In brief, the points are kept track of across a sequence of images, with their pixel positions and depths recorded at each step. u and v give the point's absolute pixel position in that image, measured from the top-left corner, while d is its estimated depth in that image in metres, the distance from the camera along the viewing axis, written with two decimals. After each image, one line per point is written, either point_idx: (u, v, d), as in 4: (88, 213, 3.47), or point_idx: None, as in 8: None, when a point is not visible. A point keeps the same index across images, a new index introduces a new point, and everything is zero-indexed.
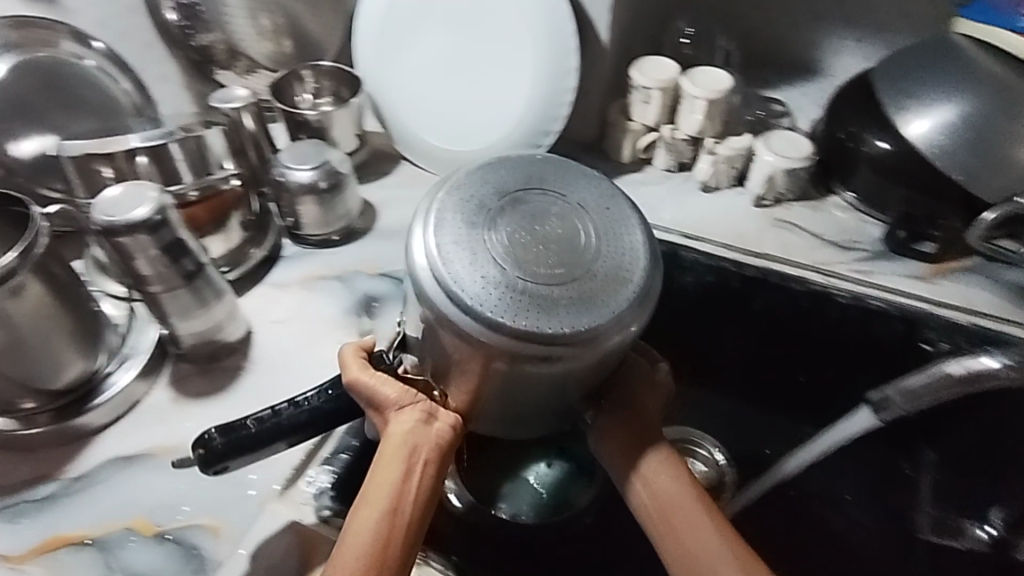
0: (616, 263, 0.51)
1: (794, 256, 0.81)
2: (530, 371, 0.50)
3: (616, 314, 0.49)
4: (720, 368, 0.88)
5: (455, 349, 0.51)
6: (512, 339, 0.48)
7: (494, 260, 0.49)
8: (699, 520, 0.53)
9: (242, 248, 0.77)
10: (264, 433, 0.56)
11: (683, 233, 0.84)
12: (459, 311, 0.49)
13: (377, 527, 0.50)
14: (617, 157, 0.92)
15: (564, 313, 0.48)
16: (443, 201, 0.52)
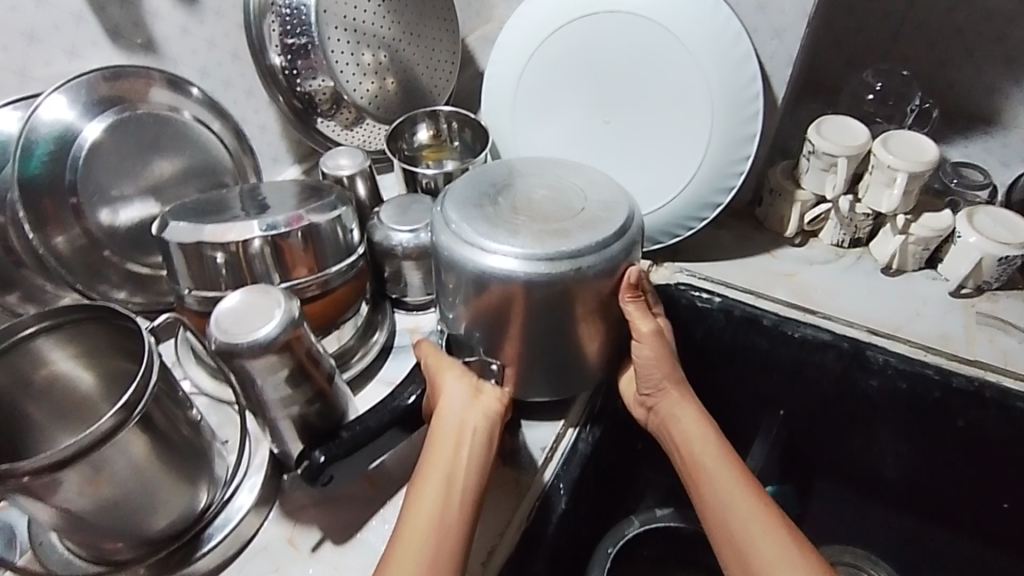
0: (603, 198, 0.60)
1: (1015, 368, 0.66)
2: (550, 294, 0.55)
3: (621, 226, 0.57)
4: (896, 491, 0.76)
5: (492, 297, 0.56)
6: (543, 263, 0.54)
7: (507, 221, 0.57)
8: (713, 459, 0.54)
9: (364, 334, 0.67)
10: (355, 441, 0.54)
11: (869, 328, 0.70)
12: (491, 263, 0.55)
13: (444, 491, 0.49)
14: (776, 228, 0.80)
15: (575, 240, 0.55)
16: (445, 199, 0.60)
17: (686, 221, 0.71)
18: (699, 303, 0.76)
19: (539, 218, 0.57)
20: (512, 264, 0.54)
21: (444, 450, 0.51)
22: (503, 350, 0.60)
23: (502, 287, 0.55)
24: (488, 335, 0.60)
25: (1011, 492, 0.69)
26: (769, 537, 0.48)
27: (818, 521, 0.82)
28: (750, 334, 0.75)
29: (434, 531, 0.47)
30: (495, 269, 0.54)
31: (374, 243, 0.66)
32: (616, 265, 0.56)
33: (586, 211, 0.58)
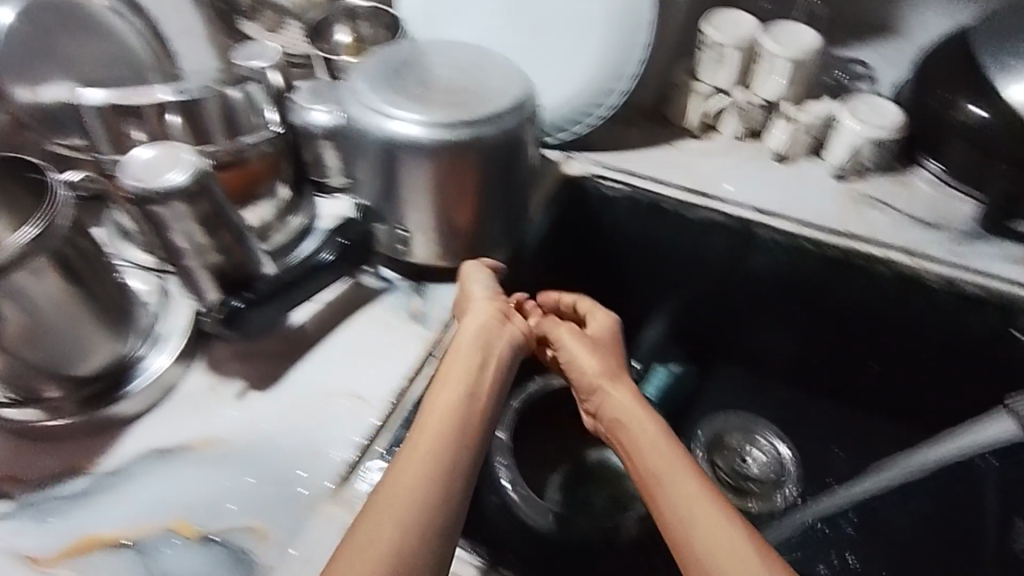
0: (502, 77, 0.64)
1: (882, 238, 0.73)
2: (450, 162, 0.61)
3: (517, 101, 0.62)
4: (777, 363, 0.86)
5: (400, 166, 0.61)
6: (443, 132, 0.59)
7: (412, 93, 0.61)
8: (678, 477, 0.48)
9: (284, 213, 0.72)
10: (272, 289, 0.61)
11: (757, 209, 0.77)
12: (396, 132, 0.59)
13: (453, 399, 0.52)
14: (680, 122, 0.86)
15: (474, 109, 0.60)
16: (355, 75, 0.63)
17: (589, 107, 0.77)
18: (607, 191, 0.80)
19: (440, 91, 0.62)
20: (413, 132, 0.59)
21: (466, 361, 0.56)
22: (412, 218, 0.66)
23: (410, 155, 0.60)
24: (397, 206, 0.65)
25: (877, 355, 0.78)
26: (726, 543, 0.43)
27: (717, 394, 0.90)
28: (651, 222, 0.81)
29: (446, 432, 0.49)
30: (398, 135, 0.59)
31: (296, 128, 0.68)
32: (513, 137, 0.62)
33: (484, 88, 0.63)
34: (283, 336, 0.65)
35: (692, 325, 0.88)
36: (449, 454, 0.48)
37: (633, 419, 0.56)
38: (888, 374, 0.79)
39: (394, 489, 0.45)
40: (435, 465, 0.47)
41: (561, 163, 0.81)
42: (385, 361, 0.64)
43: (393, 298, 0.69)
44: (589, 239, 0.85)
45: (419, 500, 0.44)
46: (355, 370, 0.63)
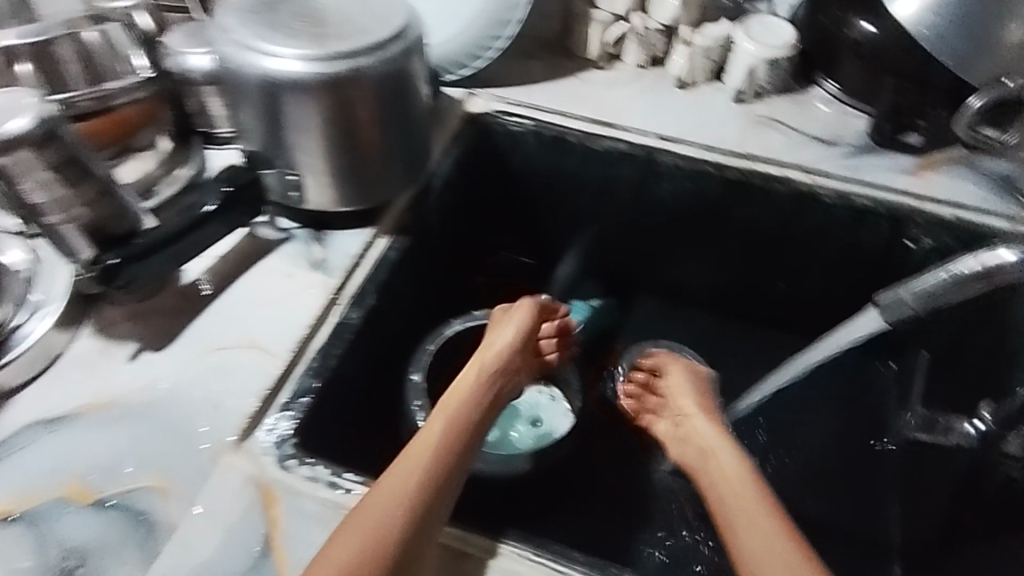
0: (382, 7, 0.61)
1: (778, 157, 0.75)
2: (336, 99, 0.58)
3: (400, 31, 0.60)
4: (693, 288, 0.88)
5: (281, 104, 0.58)
6: (323, 65, 0.56)
7: (286, 26, 0.58)
8: (744, 503, 0.51)
9: (169, 165, 0.69)
10: (155, 244, 0.57)
11: (660, 135, 0.78)
12: (271, 69, 0.56)
13: (447, 425, 0.54)
14: (583, 53, 0.85)
15: (354, 40, 0.58)
16: (224, 11, 0.59)
17: (488, 40, 0.78)
18: (512, 127, 0.80)
19: (317, 23, 0.58)
20: (289, 67, 0.56)
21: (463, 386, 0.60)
22: (301, 163, 0.62)
23: (289, 92, 0.57)
24: (284, 151, 0.62)
25: (784, 273, 0.81)
26: (779, 550, 0.46)
27: (638, 326, 0.91)
28: (559, 155, 0.80)
29: (439, 448, 0.52)
30: (275, 72, 0.56)
31: (168, 74, 0.66)
32: (399, 69, 0.60)
33: (365, 19, 0.60)
34: (177, 292, 0.63)
35: (610, 259, 0.89)
36: (439, 469, 0.50)
37: (704, 437, 0.61)
38: (794, 290, 0.82)
39: (382, 493, 0.47)
40: (425, 474, 0.49)
41: (464, 100, 0.81)
42: (287, 310, 0.62)
43: (294, 247, 0.67)
44: (500, 178, 0.84)
45: (405, 505, 0.47)
46: (255, 321, 0.61)
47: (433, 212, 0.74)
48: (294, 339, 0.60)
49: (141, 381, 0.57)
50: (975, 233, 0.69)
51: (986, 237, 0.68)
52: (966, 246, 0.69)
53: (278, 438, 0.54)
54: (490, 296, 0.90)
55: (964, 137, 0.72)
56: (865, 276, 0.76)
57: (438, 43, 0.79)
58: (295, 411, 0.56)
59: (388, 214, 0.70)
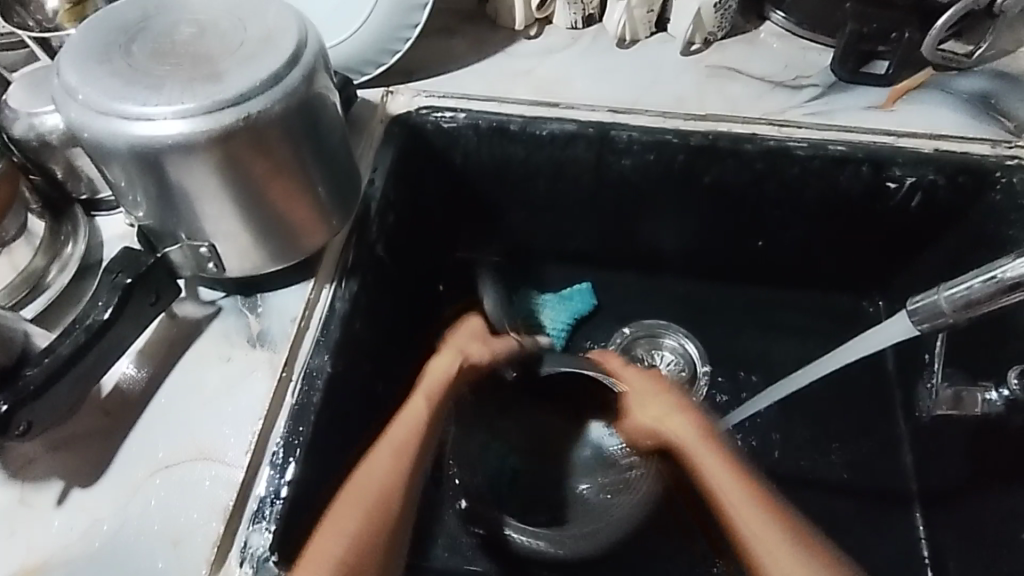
0: (264, 25, 0.50)
1: (741, 111, 0.68)
2: (230, 153, 0.47)
3: (293, 55, 0.49)
4: (669, 259, 0.81)
5: (166, 171, 0.47)
6: (206, 119, 0.46)
7: (147, 73, 0.46)
8: (751, 518, 0.51)
9: (52, 247, 0.57)
10: (54, 369, 0.48)
11: (611, 109, 0.69)
12: (143, 134, 0.45)
13: (427, 405, 0.60)
14: (508, 22, 0.75)
15: (238, 82, 0.47)
16: (67, 64, 0.47)
17: (401, 30, 0.67)
18: (445, 124, 0.70)
19: (187, 62, 0.47)
20: (165, 129, 0.45)
21: (443, 370, 0.65)
22: (208, 231, 0.52)
23: (172, 157, 0.46)
24: (185, 220, 0.51)
25: (764, 231, 0.75)
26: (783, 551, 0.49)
27: (616, 307, 0.83)
28: (502, 146, 0.72)
29: (412, 434, 0.57)
30: (146, 134, 0.45)
31: (17, 141, 0.54)
32: (301, 103, 0.49)
33: (245, 45, 0.49)
34: (96, 404, 0.53)
35: (577, 243, 0.81)
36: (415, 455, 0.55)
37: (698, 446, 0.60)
38: (776, 246, 0.76)
39: (361, 480, 0.52)
40: (390, 455, 0.54)
41: (384, 101, 0.70)
42: (232, 401, 0.54)
43: (225, 320, 0.57)
44: (441, 180, 0.75)
45: (386, 488, 0.52)
46: (200, 422, 0.53)
47: (379, 239, 0.65)
48: (250, 435, 0.52)
49: (78, 524, 0.49)
50: (956, 166, 0.64)
51: (970, 167, 0.64)
52: (949, 179, 0.65)
53: (256, 561, 0.47)
54: (454, 305, 0.83)
55: (924, 55, 0.66)
56: (848, 223, 0.71)
57: (344, 38, 0.67)
58: (269, 522, 0.49)
59: (326, 257, 0.61)
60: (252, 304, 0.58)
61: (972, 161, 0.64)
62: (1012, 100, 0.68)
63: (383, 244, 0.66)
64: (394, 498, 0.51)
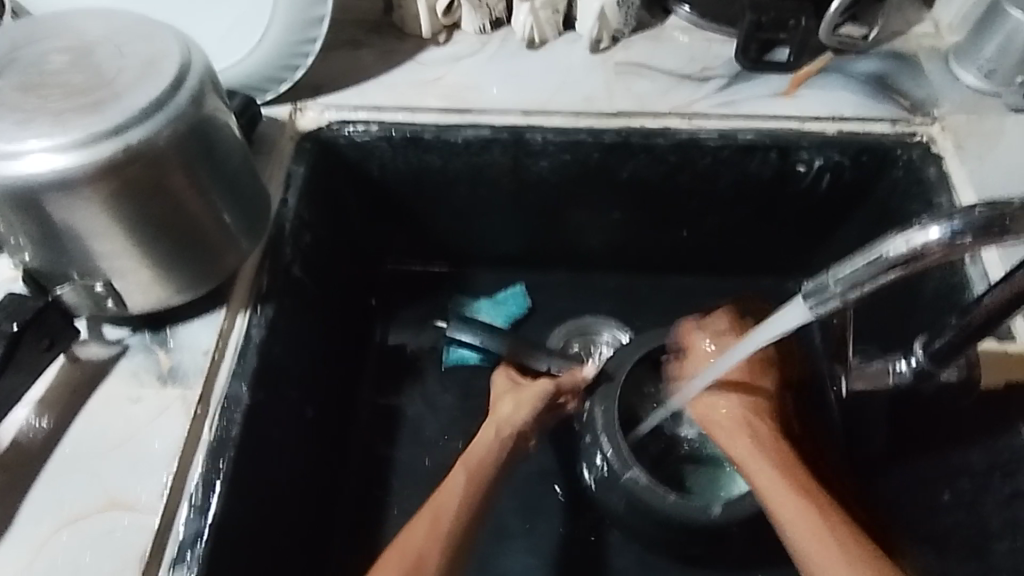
0: (143, 49, 0.48)
1: (650, 106, 0.69)
2: (114, 186, 0.45)
3: (175, 79, 0.47)
4: (599, 255, 0.82)
5: (46, 209, 0.45)
6: (83, 153, 0.44)
7: (14, 107, 0.44)
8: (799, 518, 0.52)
9: None
10: None
11: (524, 111, 0.69)
12: (15, 171, 0.43)
13: (468, 479, 0.58)
14: (416, 30, 0.74)
15: (112, 111, 0.45)
16: None
17: (300, 45, 0.66)
18: (357, 137, 0.69)
19: (58, 93, 0.45)
20: (39, 165, 0.43)
21: (485, 443, 0.63)
22: (102, 268, 0.50)
23: (50, 194, 0.44)
24: (74, 258, 0.49)
25: (686, 221, 0.76)
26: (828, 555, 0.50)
27: (550, 307, 0.83)
28: (418, 156, 0.71)
29: (456, 504, 0.56)
30: (18, 172, 0.43)
31: None
32: (187, 129, 0.47)
33: (122, 71, 0.47)
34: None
35: (507, 246, 0.81)
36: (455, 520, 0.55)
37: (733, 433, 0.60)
38: (699, 235, 0.77)
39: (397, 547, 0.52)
40: (430, 523, 0.54)
41: (292, 118, 0.69)
42: (143, 443, 0.51)
43: (133, 359, 0.55)
44: (361, 195, 0.74)
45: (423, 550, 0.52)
46: (110, 469, 0.50)
47: (295, 260, 0.63)
48: (165, 477, 0.50)
49: None
50: (857, 146, 0.67)
51: (871, 146, 0.66)
52: (852, 159, 0.67)
53: None
54: (388, 318, 0.82)
55: (824, 40, 0.69)
56: (763, 208, 0.73)
57: (243, 56, 0.66)
58: (190, 566, 0.47)
59: (238, 284, 0.59)
60: (161, 340, 0.56)
61: (872, 140, 0.66)
62: (907, 79, 0.70)
63: (301, 265, 0.64)
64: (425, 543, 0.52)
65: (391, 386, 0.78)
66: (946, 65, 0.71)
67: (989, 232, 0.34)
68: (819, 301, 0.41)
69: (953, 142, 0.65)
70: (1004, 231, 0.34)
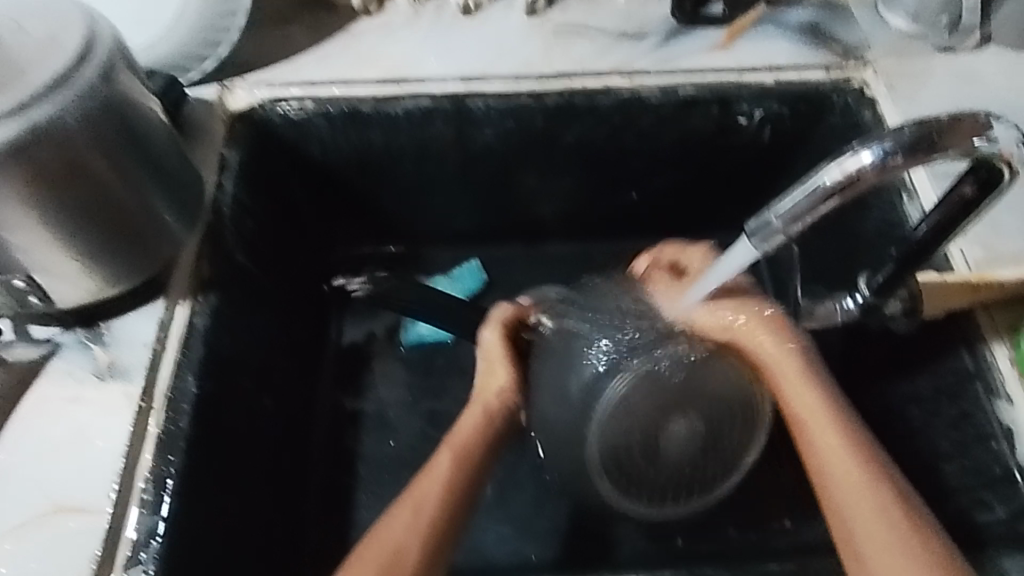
0: (47, 27, 0.45)
1: (590, 66, 0.69)
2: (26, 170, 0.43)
3: (84, 55, 0.44)
4: (550, 222, 0.81)
5: None
6: None
7: None
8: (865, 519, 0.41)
9: None
10: None
11: (463, 78, 0.68)
12: None
13: (454, 461, 0.51)
14: (345, 3, 0.72)
15: (17, 91, 0.42)
16: None
17: (221, 21, 0.64)
18: (292, 115, 0.66)
19: None
20: None
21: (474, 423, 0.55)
22: (21, 261, 0.47)
23: None
24: None
25: (635, 181, 0.76)
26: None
27: (506, 280, 0.82)
28: (358, 130, 0.69)
29: (443, 504, 0.48)
30: None
31: None
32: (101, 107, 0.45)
33: (23, 49, 0.44)
34: None
35: (458, 219, 0.79)
36: (441, 516, 0.48)
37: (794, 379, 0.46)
38: (648, 194, 0.77)
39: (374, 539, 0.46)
40: (410, 522, 0.47)
41: (221, 99, 0.66)
42: (86, 443, 0.49)
43: (67, 358, 0.52)
44: (303, 177, 0.71)
45: (398, 552, 0.46)
46: (51, 473, 0.48)
47: (238, 244, 0.61)
48: (114, 477, 0.48)
49: None
50: (795, 93, 0.67)
51: (808, 94, 0.67)
52: (791, 109, 0.68)
53: None
54: (344, 304, 0.79)
55: None
56: (709, 163, 0.74)
57: (162, 35, 0.63)
58: (148, 563, 0.45)
59: (177, 272, 0.56)
60: (96, 336, 0.53)
61: (809, 87, 0.67)
62: (838, 26, 0.71)
63: (245, 250, 0.62)
64: (411, 554, 0.46)
65: (352, 372, 0.76)
66: (875, 10, 0.72)
67: (918, 148, 0.37)
68: (763, 238, 0.41)
69: (885, 85, 0.67)
70: (933, 146, 0.37)
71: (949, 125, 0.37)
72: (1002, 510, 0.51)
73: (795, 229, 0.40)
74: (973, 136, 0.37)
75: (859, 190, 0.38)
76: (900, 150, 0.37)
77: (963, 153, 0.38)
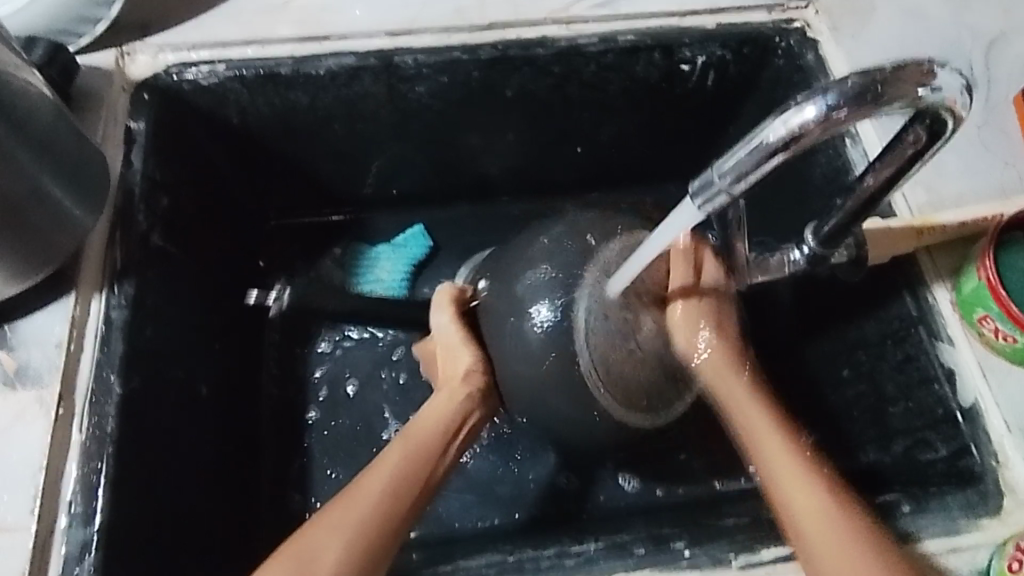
0: None
1: (525, 14, 0.64)
2: None
3: None
4: (496, 181, 0.77)
5: None
6: None
7: None
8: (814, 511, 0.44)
9: None
10: None
11: (389, 32, 0.63)
12: None
13: (403, 459, 0.48)
14: None
15: None
16: None
17: None
18: (203, 81, 0.61)
19: None
20: None
21: (438, 416, 0.52)
22: None
23: None
24: None
25: (579, 134, 0.73)
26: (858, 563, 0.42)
27: (453, 242, 0.79)
28: (280, 94, 0.63)
29: (380, 507, 0.45)
30: None
31: None
32: None
33: None
34: None
35: (397, 182, 0.75)
36: (377, 518, 0.45)
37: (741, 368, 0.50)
38: (594, 146, 0.75)
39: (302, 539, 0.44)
40: (344, 525, 0.44)
41: (120, 65, 0.59)
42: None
43: None
44: (224, 146, 0.66)
45: (323, 553, 0.43)
46: None
47: (154, 227, 0.56)
48: (35, 492, 0.45)
49: None
50: (738, 36, 0.65)
51: (751, 36, 0.65)
52: (735, 52, 0.66)
53: None
54: (284, 279, 0.75)
55: None
56: (654, 112, 0.71)
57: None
58: None
59: (86, 262, 0.52)
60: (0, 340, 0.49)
61: (752, 27, 0.65)
62: None
63: (162, 233, 0.57)
64: (334, 554, 0.43)
65: (298, 351, 0.71)
66: None
67: (863, 100, 0.35)
68: (708, 199, 0.40)
69: (828, 25, 0.65)
70: (878, 98, 0.35)
71: (894, 75, 0.36)
72: (944, 449, 0.52)
73: (740, 188, 0.38)
74: (919, 85, 0.36)
75: (804, 146, 0.36)
76: (846, 100, 0.35)
77: (909, 103, 0.36)
